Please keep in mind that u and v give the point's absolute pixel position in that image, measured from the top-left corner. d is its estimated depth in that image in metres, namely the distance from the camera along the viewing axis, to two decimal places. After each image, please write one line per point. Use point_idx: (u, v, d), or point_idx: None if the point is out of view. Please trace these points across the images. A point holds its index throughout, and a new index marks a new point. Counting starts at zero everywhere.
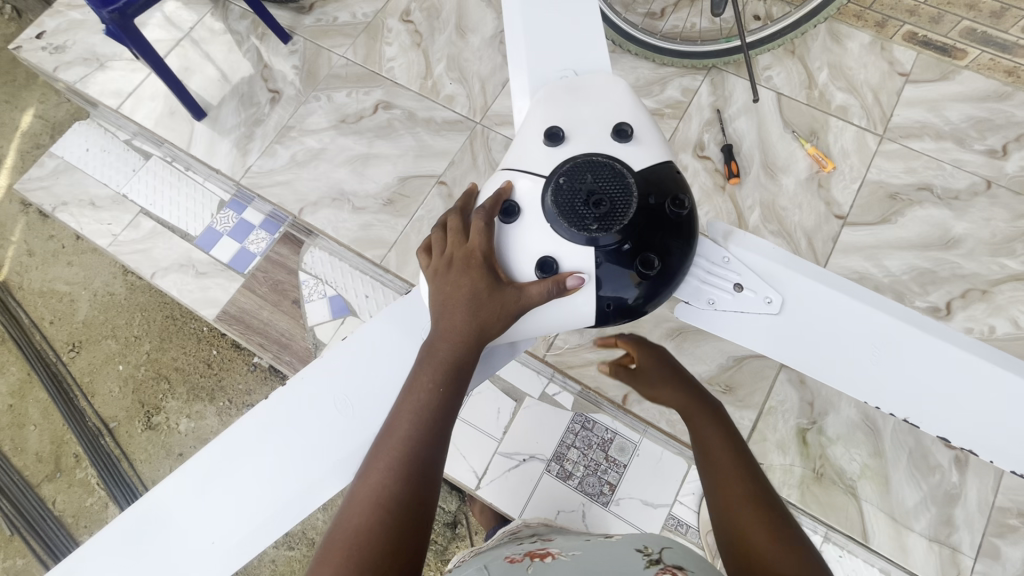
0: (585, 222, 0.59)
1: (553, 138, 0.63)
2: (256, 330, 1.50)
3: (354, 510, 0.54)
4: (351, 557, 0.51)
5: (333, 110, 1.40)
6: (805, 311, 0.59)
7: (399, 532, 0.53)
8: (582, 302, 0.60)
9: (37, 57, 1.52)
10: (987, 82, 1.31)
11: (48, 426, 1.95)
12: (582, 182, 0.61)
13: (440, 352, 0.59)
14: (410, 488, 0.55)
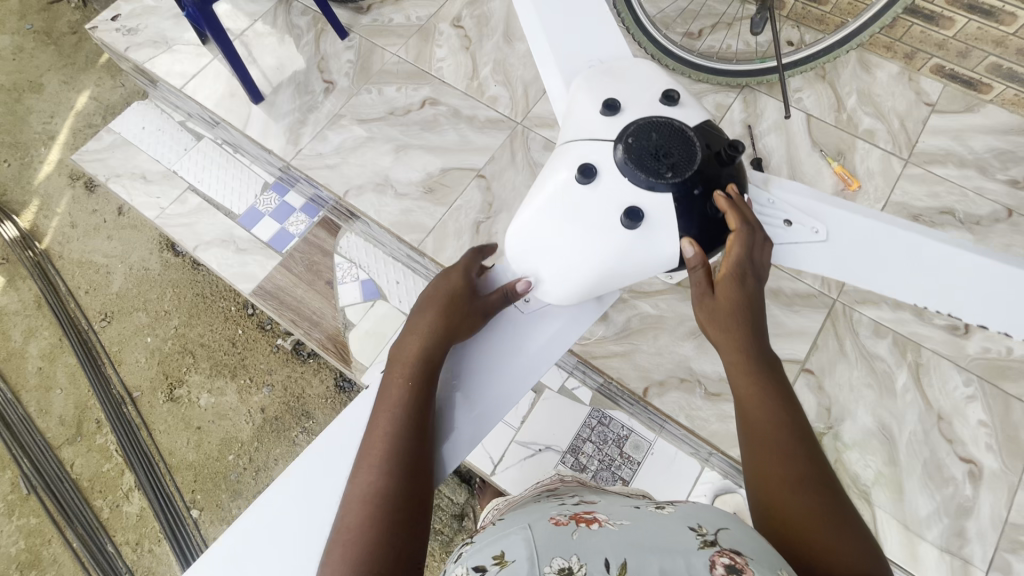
0: (661, 173, 0.69)
1: (613, 107, 0.73)
2: (289, 306, 1.56)
3: (349, 508, 0.61)
4: (351, 547, 0.58)
5: (383, 103, 1.49)
6: (845, 235, 0.72)
7: (391, 515, 0.61)
8: (664, 240, 0.70)
9: (110, 37, 1.62)
10: (1011, 116, 1.37)
11: (73, 391, 2.00)
12: (648, 141, 0.70)
13: (407, 356, 0.71)
14: (395, 475, 0.63)
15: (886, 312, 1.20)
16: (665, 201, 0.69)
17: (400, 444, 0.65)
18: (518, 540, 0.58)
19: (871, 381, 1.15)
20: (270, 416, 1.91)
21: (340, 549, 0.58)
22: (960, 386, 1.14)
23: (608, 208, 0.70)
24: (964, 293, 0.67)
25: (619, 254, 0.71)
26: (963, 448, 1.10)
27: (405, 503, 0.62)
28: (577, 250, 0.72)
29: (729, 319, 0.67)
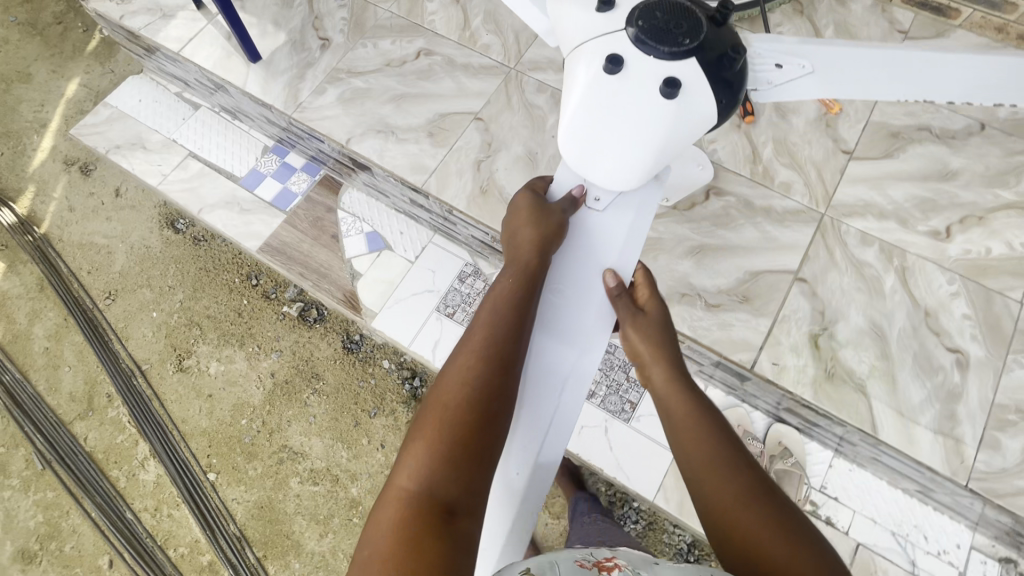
0: (677, 45, 0.71)
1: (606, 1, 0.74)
2: (297, 261, 1.60)
3: (445, 390, 0.62)
4: (442, 432, 0.59)
5: (379, 55, 1.53)
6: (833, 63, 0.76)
7: (482, 413, 0.61)
8: (703, 102, 0.73)
9: (105, 7, 1.65)
10: (979, 39, 1.44)
11: (82, 367, 2.02)
12: (654, 22, 0.72)
13: (518, 261, 0.77)
14: (495, 375, 0.64)
15: (871, 223, 1.27)
16: (690, 67, 0.72)
17: (501, 345, 0.66)
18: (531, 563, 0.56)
19: (861, 285, 1.22)
20: (280, 380, 1.94)
21: (431, 430, 0.59)
22: (945, 285, 1.21)
23: (640, 87, 0.72)
24: (938, 83, 0.76)
25: (671, 129, 0.74)
26: (951, 340, 1.16)
27: (498, 406, 0.63)
28: (628, 136, 0.75)
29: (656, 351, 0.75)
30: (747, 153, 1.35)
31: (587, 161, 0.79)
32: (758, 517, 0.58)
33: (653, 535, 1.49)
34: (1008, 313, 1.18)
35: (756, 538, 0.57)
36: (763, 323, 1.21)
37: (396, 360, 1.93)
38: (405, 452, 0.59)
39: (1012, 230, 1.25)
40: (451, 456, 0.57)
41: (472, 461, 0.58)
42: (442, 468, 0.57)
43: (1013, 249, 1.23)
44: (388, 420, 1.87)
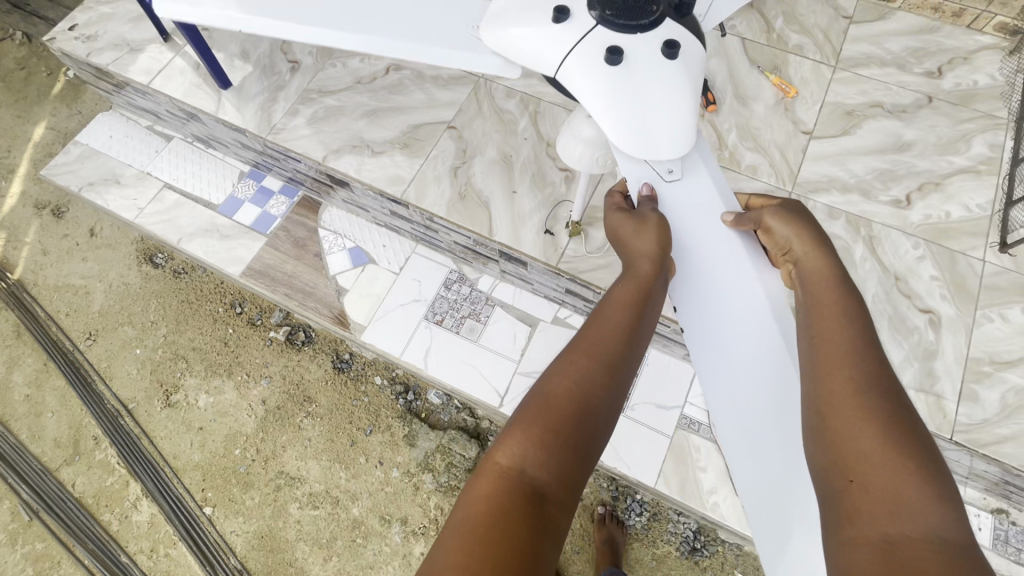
0: (647, 18, 0.77)
1: (564, 14, 0.77)
2: (281, 282, 1.60)
3: (554, 383, 0.60)
4: (544, 422, 0.56)
5: (349, 74, 1.56)
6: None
7: (588, 408, 0.58)
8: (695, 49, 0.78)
9: (71, 46, 1.66)
10: (917, 19, 1.53)
11: (66, 412, 1.97)
12: (614, 5, 0.77)
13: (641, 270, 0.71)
14: (608, 377, 0.61)
15: (836, 197, 1.33)
16: (670, 23, 0.78)
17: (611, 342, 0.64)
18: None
19: None
20: (273, 407, 1.91)
21: (533, 415, 0.57)
22: (910, 250, 1.26)
23: (646, 50, 0.76)
24: None
25: (695, 79, 0.77)
26: (922, 302, 1.21)
27: (605, 403, 0.59)
28: (668, 92, 0.75)
29: (801, 238, 0.70)
30: (712, 140, 1.41)
31: (647, 139, 0.75)
32: (876, 425, 0.53)
33: (658, 526, 1.50)
34: (972, 271, 1.23)
35: (863, 442, 0.52)
36: None
37: (388, 376, 1.92)
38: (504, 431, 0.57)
39: (967, 193, 1.31)
40: (550, 441, 0.55)
41: (573, 448, 0.56)
42: (539, 457, 0.54)
43: (970, 211, 1.29)
44: (385, 437, 1.85)
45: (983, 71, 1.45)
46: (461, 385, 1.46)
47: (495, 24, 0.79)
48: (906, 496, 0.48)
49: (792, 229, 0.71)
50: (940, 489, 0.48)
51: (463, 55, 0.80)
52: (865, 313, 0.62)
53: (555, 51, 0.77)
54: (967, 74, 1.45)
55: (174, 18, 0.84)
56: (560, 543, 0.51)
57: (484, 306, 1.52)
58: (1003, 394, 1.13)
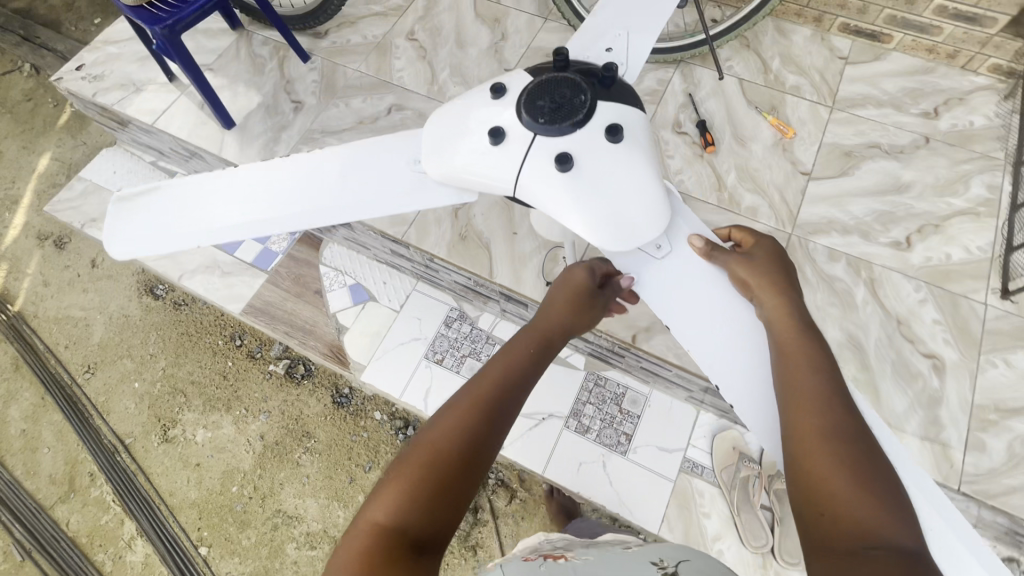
0: (578, 111, 0.71)
1: (498, 136, 0.71)
2: (282, 320, 1.59)
3: (439, 434, 0.63)
4: (424, 474, 0.61)
5: (351, 113, 1.58)
6: (612, 17, 0.85)
7: (469, 461, 0.62)
8: (633, 118, 0.73)
9: (77, 85, 1.68)
10: (913, 60, 1.55)
11: (61, 448, 1.95)
12: (543, 110, 0.71)
13: (538, 327, 0.78)
14: (488, 429, 0.65)
15: (836, 239, 1.33)
16: (604, 104, 0.73)
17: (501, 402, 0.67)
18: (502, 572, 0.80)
19: (834, 300, 1.26)
20: (270, 442, 1.90)
21: (413, 469, 0.61)
22: (912, 292, 1.26)
23: (589, 142, 0.71)
24: None
25: (645, 151, 0.72)
26: (926, 346, 1.20)
27: (484, 457, 0.64)
28: (627, 179, 0.70)
29: (756, 274, 0.70)
30: (712, 181, 1.41)
31: (631, 237, 0.68)
32: (842, 456, 0.56)
33: None
34: (975, 314, 1.23)
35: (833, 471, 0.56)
36: None
37: (387, 411, 1.91)
38: (388, 480, 0.61)
39: (967, 235, 1.31)
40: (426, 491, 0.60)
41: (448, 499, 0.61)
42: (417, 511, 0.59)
43: (971, 253, 1.29)
44: None
45: (979, 112, 1.46)
46: None
47: (432, 159, 0.73)
48: (872, 523, 0.53)
49: (748, 264, 0.70)
50: (902, 510, 0.53)
51: (417, 195, 0.75)
52: (820, 344, 0.65)
53: (504, 173, 0.72)
54: (964, 115, 1.46)
55: (112, 257, 0.76)
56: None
57: (484, 345, 1.52)
58: (1010, 443, 1.11)
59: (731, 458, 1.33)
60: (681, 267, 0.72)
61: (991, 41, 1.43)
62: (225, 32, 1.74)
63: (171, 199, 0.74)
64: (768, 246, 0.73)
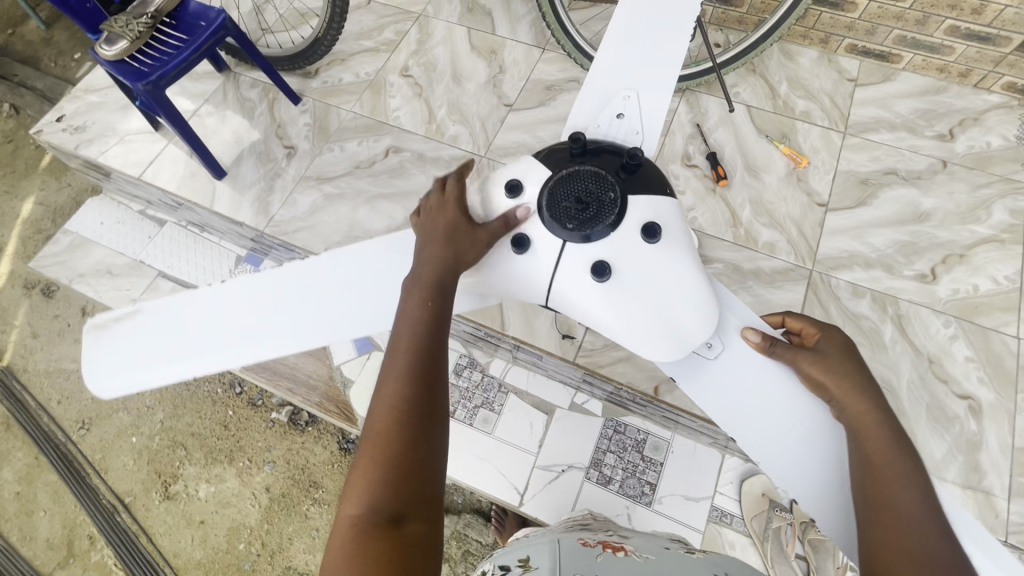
0: (609, 211, 0.71)
1: (525, 246, 0.71)
2: (285, 375, 1.53)
3: (376, 419, 0.60)
4: (379, 456, 0.58)
5: (347, 158, 1.53)
6: (618, 82, 0.80)
7: (413, 429, 0.59)
8: (665, 209, 0.73)
9: (59, 138, 1.62)
10: (924, 79, 1.50)
11: (59, 510, 1.88)
12: (571, 214, 0.71)
13: (425, 275, 0.67)
14: (422, 392, 0.61)
15: (859, 274, 1.28)
16: (635, 198, 0.73)
17: (422, 359, 0.63)
18: (544, 548, 0.83)
19: (862, 340, 1.21)
20: (277, 494, 1.83)
21: (367, 459, 0.58)
22: (942, 328, 1.22)
23: (625, 240, 0.71)
24: None
25: (683, 248, 0.72)
26: (960, 386, 1.16)
27: (429, 419, 0.61)
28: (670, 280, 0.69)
29: (832, 370, 0.61)
30: (726, 217, 1.37)
31: (683, 344, 0.67)
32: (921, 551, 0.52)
33: None
34: (1008, 350, 1.19)
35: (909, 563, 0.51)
36: None
37: None
38: (350, 479, 0.58)
39: (994, 264, 1.27)
40: (383, 467, 0.58)
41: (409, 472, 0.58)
42: (384, 493, 0.56)
43: (999, 283, 1.25)
44: None
45: (995, 132, 1.42)
46: (476, 481, 1.38)
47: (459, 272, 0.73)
48: None
49: (820, 358, 0.63)
50: None
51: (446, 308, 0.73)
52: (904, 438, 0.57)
53: (537, 279, 0.73)
54: (980, 135, 1.42)
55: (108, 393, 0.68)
56: (428, 549, 0.56)
57: (496, 393, 1.45)
58: None
59: (761, 506, 1.28)
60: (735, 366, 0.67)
61: (1005, 59, 1.38)
62: (211, 75, 1.68)
63: (164, 320, 0.69)
64: (835, 337, 0.64)
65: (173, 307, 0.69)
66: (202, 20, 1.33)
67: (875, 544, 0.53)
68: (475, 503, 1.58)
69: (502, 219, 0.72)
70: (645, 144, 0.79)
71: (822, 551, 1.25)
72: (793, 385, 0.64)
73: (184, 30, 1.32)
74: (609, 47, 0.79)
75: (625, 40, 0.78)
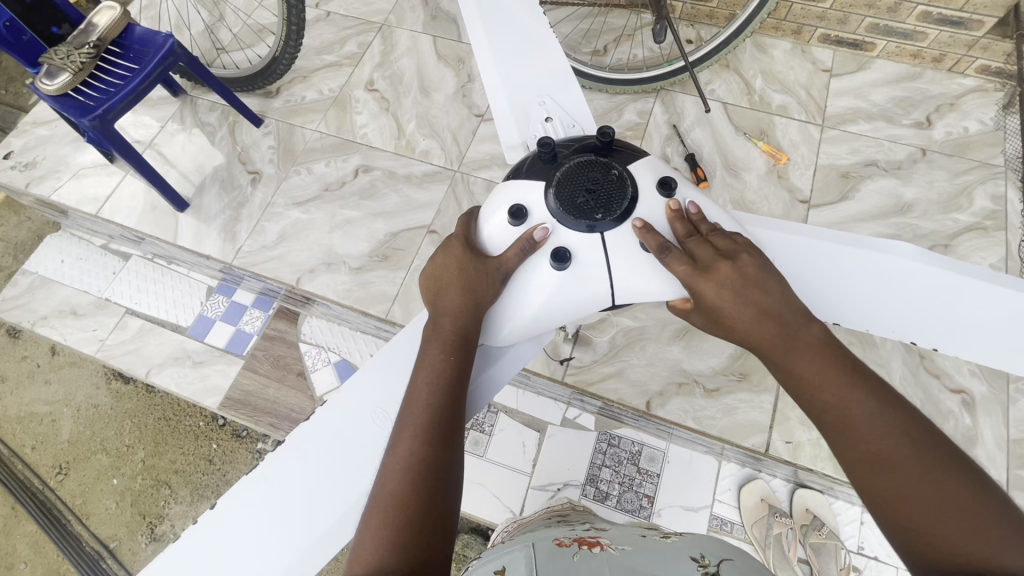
0: (622, 187, 0.71)
1: (564, 255, 0.69)
2: (264, 410, 1.39)
3: (388, 476, 0.57)
4: (388, 518, 0.54)
5: (315, 180, 1.50)
6: (530, 91, 0.81)
7: (426, 490, 0.56)
8: (661, 168, 0.74)
9: (8, 176, 1.61)
10: (898, 66, 1.48)
11: (41, 560, 1.81)
12: (590, 209, 0.70)
13: (446, 327, 0.66)
14: (438, 453, 0.58)
15: None
16: (636, 167, 0.73)
17: (443, 413, 0.60)
18: (520, 556, 0.67)
19: (852, 340, 1.21)
20: None
21: (377, 518, 0.55)
22: None
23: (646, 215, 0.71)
24: None
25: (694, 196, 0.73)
26: (952, 380, 1.17)
27: (447, 475, 0.58)
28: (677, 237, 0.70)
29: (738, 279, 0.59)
30: None
31: None
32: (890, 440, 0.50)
33: None
34: None
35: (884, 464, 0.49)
36: (767, 399, 1.31)
37: None
38: (359, 538, 0.54)
39: (978, 252, 1.28)
40: (395, 521, 0.54)
41: (425, 532, 0.54)
42: (393, 554, 0.52)
43: None
44: None
45: (972, 117, 1.40)
46: (469, 508, 1.33)
47: (502, 320, 0.70)
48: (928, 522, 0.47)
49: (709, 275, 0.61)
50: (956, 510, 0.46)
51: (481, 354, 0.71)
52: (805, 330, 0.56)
53: (592, 281, 0.70)
54: (958, 121, 1.40)
55: None
56: None
57: (486, 414, 1.41)
58: None
59: (760, 512, 1.26)
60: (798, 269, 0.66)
61: (977, 43, 1.37)
62: (166, 100, 1.63)
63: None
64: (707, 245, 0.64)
65: (198, 538, 0.60)
66: (150, 46, 1.26)
67: (847, 456, 0.51)
68: (472, 521, 1.45)
69: (519, 244, 0.69)
70: (586, 130, 0.81)
71: (824, 553, 1.23)
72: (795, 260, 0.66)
73: (133, 58, 1.25)
74: (492, 72, 0.80)
75: (499, 58, 0.80)
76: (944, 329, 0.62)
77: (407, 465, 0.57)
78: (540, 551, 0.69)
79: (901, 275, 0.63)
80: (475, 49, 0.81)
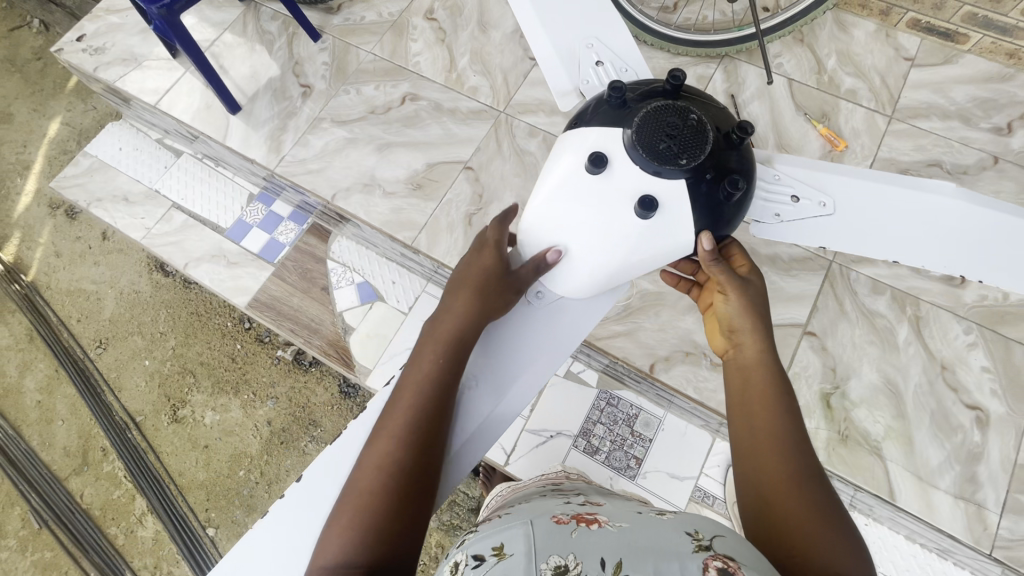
0: (702, 131, 0.71)
1: (646, 201, 0.70)
2: (287, 316, 1.46)
3: (363, 475, 0.61)
4: (359, 516, 0.59)
5: (363, 102, 1.52)
6: (578, 34, 0.83)
7: (402, 491, 0.60)
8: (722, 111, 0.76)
9: (78, 58, 1.68)
10: (988, 64, 1.37)
11: (75, 421, 1.98)
12: (673, 151, 0.70)
13: (444, 328, 0.70)
14: (410, 458, 0.62)
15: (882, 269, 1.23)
16: (708, 112, 0.74)
17: (425, 419, 0.64)
18: (519, 533, 0.61)
19: (874, 338, 1.20)
20: (277, 427, 1.87)
21: (349, 510, 0.59)
22: (962, 335, 1.18)
23: None
24: None
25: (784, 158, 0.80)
26: (970, 397, 1.15)
27: (418, 480, 0.61)
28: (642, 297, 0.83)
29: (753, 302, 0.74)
30: None
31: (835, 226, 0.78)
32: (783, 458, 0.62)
33: None
34: None
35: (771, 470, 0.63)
36: None
37: None
38: (326, 531, 0.59)
39: None
40: (362, 517, 0.59)
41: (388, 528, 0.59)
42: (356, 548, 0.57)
43: None
44: None
45: None
46: None
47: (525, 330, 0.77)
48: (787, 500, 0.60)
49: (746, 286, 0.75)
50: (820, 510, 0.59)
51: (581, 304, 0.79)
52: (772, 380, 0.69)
53: (668, 228, 0.72)
54: None
55: None
56: None
57: None
58: None
59: None
60: (859, 210, 0.77)
61: None
62: (232, 4, 1.66)
63: None
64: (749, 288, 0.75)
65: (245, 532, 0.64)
66: None
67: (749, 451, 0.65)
68: None
69: (536, 259, 0.75)
70: (638, 74, 0.85)
71: None
72: (869, 207, 0.76)
73: None
74: (537, 24, 0.82)
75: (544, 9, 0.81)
76: (983, 261, 0.73)
77: (382, 465, 0.61)
78: (534, 528, 0.62)
79: (948, 214, 0.72)
80: (519, 8, 0.81)
